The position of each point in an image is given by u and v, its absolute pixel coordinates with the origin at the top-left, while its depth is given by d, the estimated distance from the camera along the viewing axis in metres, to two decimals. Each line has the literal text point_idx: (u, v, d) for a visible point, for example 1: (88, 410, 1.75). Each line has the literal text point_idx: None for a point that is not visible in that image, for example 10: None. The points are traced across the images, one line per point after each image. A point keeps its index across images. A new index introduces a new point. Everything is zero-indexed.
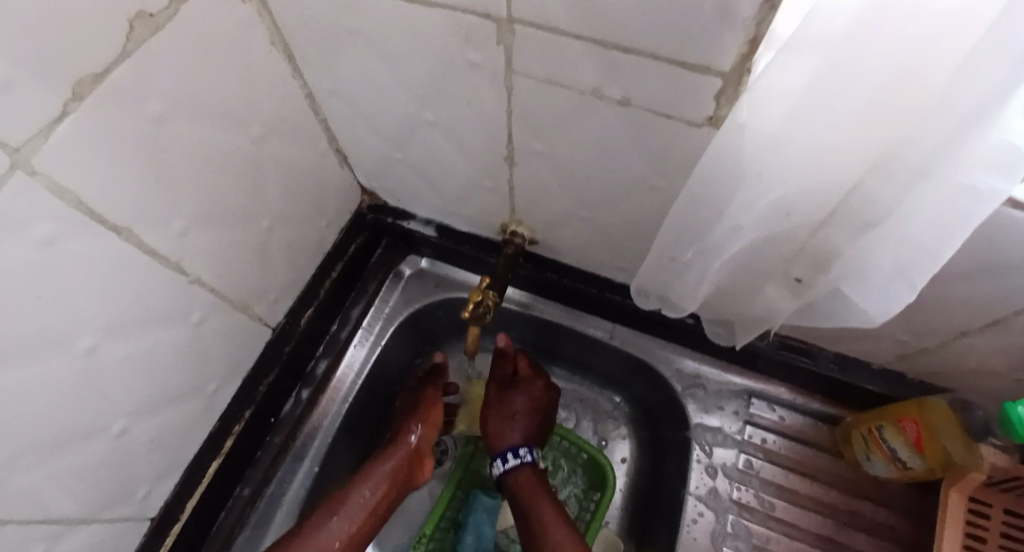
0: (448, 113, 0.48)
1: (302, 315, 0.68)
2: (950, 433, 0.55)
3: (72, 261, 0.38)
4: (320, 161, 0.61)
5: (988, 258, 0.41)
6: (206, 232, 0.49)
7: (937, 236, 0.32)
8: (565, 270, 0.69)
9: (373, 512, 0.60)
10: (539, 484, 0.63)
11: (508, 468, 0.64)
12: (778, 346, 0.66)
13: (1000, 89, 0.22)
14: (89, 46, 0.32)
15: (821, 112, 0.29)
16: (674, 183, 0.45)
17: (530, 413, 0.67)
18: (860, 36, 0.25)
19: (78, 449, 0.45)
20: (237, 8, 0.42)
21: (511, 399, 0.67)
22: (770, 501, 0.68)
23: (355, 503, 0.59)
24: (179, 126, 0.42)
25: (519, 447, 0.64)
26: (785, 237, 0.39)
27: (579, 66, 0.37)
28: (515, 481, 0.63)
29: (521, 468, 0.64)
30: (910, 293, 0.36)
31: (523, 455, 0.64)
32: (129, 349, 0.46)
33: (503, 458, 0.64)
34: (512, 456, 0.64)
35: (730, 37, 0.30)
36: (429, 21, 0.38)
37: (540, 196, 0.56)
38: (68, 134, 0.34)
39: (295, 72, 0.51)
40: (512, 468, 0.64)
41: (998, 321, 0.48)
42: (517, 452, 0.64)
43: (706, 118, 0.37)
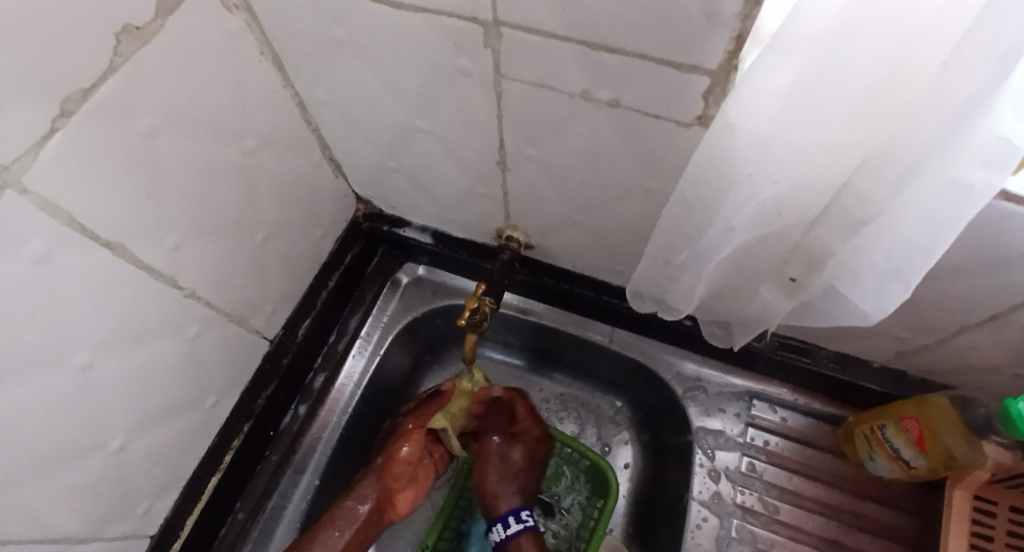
0: (440, 120, 0.48)
1: (299, 326, 0.68)
2: (952, 431, 0.55)
3: (67, 277, 0.37)
4: (313, 170, 0.61)
5: (984, 253, 0.41)
6: (201, 245, 0.49)
7: (930, 233, 0.32)
8: (562, 275, 0.69)
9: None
10: (539, 550, 0.66)
11: (509, 533, 0.66)
12: (777, 346, 0.66)
13: (990, 82, 0.22)
14: (78, 62, 0.32)
15: (810, 110, 0.29)
16: (667, 184, 0.45)
17: (529, 472, 0.69)
18: (847, 34, 0.25)
19: (75, 467, 0.45)
20: (224, 20, 0.42)
21: (512, 455, 0.68)
22: (774, 504, 0.68)
23: (326, 550, 0.61)
24: (171, 139, 0.42)
25: (521, 511, 0.67)
26: (779, 237, 0.39)
27: (569, 69, 0.37)
28: (517, 545, 0.66)
29: (521, 535, 0.66)
30: (905, 291, 0.36)
31: (526, 520, 0.66)
32: (125, 365, 0.46)
33: (504, 523, 0.66)
34: (515, 521, 0.66)
35: (718, 35, 0.30)
36: (418, 28, 0.38)
37: (534, 201, 0.55)
38: (59, 149, 0.34)
39: (286, 82, 0.51)
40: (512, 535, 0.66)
41: (998, 316, 0.47)
42: (519, 516, 0.66)
43: (696, 118, 0.37)
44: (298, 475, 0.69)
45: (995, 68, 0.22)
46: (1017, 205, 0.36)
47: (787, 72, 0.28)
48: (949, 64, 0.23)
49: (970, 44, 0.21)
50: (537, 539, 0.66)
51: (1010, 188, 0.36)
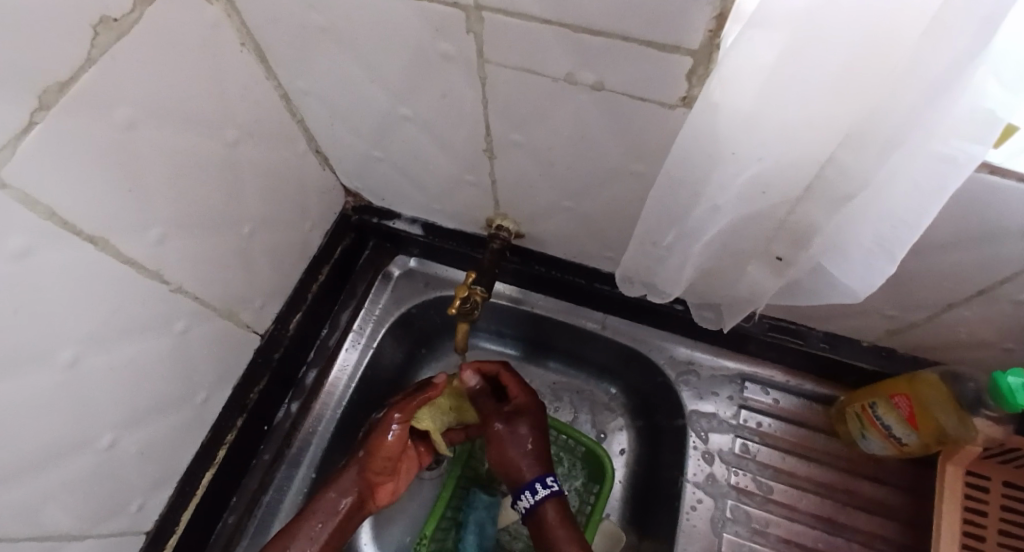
0: (425, 108, 0.48)
1: (291, 320, 0.68)
2: (942, 405, 0.55)
3: (48, 273, 0.37)
4: (299, 163, 0.60)
5: (968, 227, 0.42)
6: (186, 239, 0.49)
7: (914, 206, 0.32)
8: (553, 262, 0.69)
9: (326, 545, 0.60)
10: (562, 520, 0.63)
11: (537, 499, 0.64)
12: (768, 327, 0.67)
13: (969, 52, 0.22)
14: (53, 54, 0.32)
15: (793, 86, 0.29)
16: (653, 166, 0.45)
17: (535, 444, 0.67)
18: (825, 8, 0.25)
19: (65, 465, 0.45)
20: (203, 10, 0.41)
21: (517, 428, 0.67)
22: (768, 484, 0.68)
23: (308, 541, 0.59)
24: (151, 132, 0.41)
25: (546, 476, 0.65)
26: (765, 216, 0.39)
27: (551, 52, 0.37)
28: (544, 513, 0.64)
29: (547, 501, 0.64)
30: (892, 264, 0.37)
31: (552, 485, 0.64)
32: (113, 361, 0.46)
33: (532, 490, 0.64)
34: (542, 487, 0.64)
35: (697, 13, 0.30)
36: (398, 14, 0.38)
37: (522, 188, 0.55)
38: (37, 143, 0.33)
39: (268, 73, 0.51)
40: (540, 501, 0.64)
41: (984, 291, 0.48)
42: (545, 481, 0.64)
43: (680, 99, 0.37)
44: (293, 468, 0.69)
45: (974, 33, 0.22)
46: (999, 177, 0.36)
47: (768, 47, 0.28)
48: (927, 31, 0.23)
49: (948, 10, 0.22)
50: (562, 506, 0.64)
51: (992, 161, 0.36)
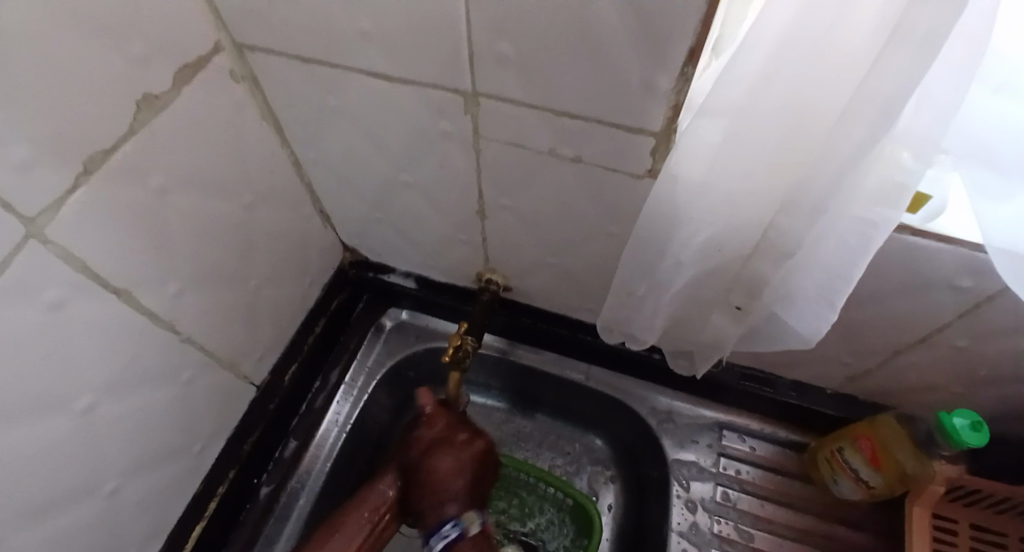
0: (423, 175, 0.54)
1: (286, 370, 0.70)
2: (900, 446, 0.60)
3: (73, 325, 0.40)
4: (304, 223, 0.65)
5: (902, 280, 0.47)
6: (199, 293, 0.52)
7: (845, 260, 0.38)
8: (539, 314, 0.73)
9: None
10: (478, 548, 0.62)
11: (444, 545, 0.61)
12: (739, 376, 0.71)
13: (869, 138, 0.29)
14: (101, 129, 0.37)
15: (736, 162, 0.35)
16: (626, 228, 0.50)
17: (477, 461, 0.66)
18: (756, 103, 0.32)
19: (70, 512, 0.45)
20: (232, 91, 0.48)
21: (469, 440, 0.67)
22: (749, 532, 0.70)
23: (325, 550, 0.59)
24: (178, 196, 0.46)
25: (447, 522, 0.62)
26: (724, 270, 0.44)
27: (535, 132, 0.43)
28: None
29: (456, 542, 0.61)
30: (833, 312, 0.41)
31: (451, 531, 0.61)
32: (122, 409, 0.47)
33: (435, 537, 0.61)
34: (439, 536, 0.61)
35: (658, 105, 0.36)
36: (405, 97, 0.44)
37: (509, 246, 0.60)
38: (80, 204, 0.37)
39: (284, 144, 0.56)
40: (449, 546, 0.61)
41: (925, 338, 0.53)
42: (444, 528, 0.61)
43: (647, 171, 0.43)
44: (281, 523, 0.68)
45: (879, 117, 0.28)
46: (923, 238, 0.43)
47: (714, 133, 0.34)
48: (845, 115, 0.29)
49: (858, 98, 0.28)
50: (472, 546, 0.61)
51: (912, 224, 0.43)
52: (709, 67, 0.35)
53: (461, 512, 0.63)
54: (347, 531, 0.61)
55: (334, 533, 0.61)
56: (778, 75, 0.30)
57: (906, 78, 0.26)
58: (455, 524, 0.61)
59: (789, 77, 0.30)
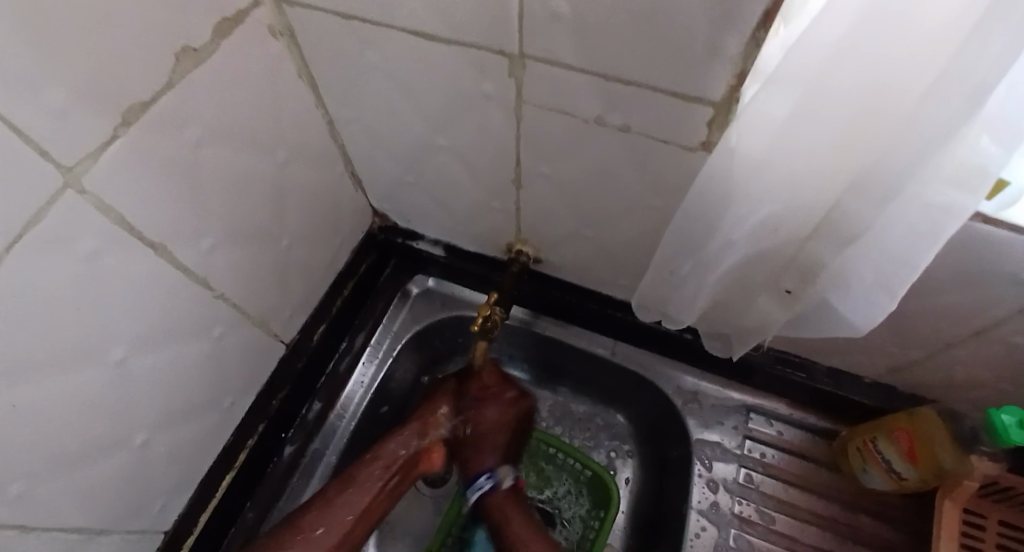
0: (460, 138, 0.52)
1: (315, 331, 0.71)
2: (943, 443, 0.57)
3: (108, 275, 0.40)
4: (336, 184, 0.64)
5: (961, 269, 0.45)
6: (231, 251, 0.52)
7: (910, 249, 0.35)
8: (569, 288, 0.72)
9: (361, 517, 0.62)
10: (513, 500, 0.68)
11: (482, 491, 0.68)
12: (775, 360, 0.69)
13: (950, 119, 0.26)
14: (136, 79, 0.36)
15: (802, 139, 0.33)
16: (671, 203, 0.48)
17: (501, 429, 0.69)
18: (829, 75, 0.29)
19: (104, 459, 0.46)
20: (270, 45, 0.46)
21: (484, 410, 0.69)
22: (770, 514, 0.70)
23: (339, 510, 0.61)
24: (213, 152, 0.45)
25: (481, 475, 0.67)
26: (775, 252, 0.42)
27: (583, 97, 0.41)
28: (495, 503, 0.68)
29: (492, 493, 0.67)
30: (891, 301, 0.39)
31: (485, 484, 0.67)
32: (156, 361, 0.48)
33: (478, 482, 0.68)
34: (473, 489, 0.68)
35: (720, 70, 0.34)
36: (446, 54, 0.42)
37: (544, 216, 0.59)
38: (116, 156, 0.37)
39: (318, 101, 0.55)
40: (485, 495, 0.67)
41: (977, 332, 0.50)
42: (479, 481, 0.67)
43: (701, 143, 0.40)
44: (307, 478, 0.70)
45: (965, 101, 0.25)
46: (993, 228, 0.40)
47: (780, 104, 0.32)
48: (927, 96, 0.27)
49: (942, 79, 0.25)
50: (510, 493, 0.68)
51: (984, 212, 0.39)
52: (781, 32, 0.32)
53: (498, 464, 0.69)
54: (359, 488, 0.63)
55: (349, 488, 0.63)
56: (856, 44, 0.27)
57: (997, 53, 0.23)
58: (491, 476, 0.67)
59: (871, 49, 0.27)
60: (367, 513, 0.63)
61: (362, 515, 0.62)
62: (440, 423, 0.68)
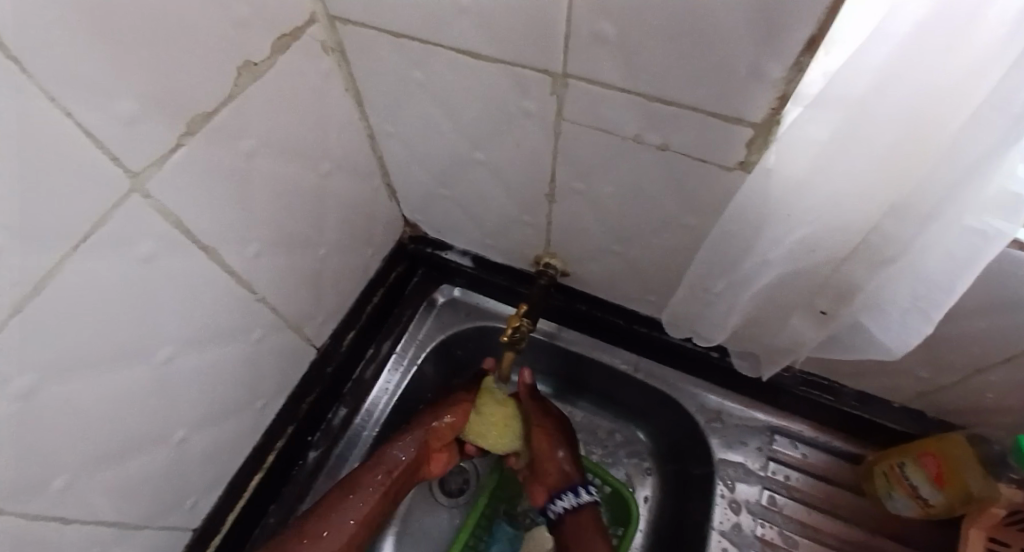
0: (498, 154, 0.53)
1: (345, 336, 0.72)
2: (969, 464, 0.57)
3: (163, 275, 0.42)
4: (372, 195, 0.66)
5: (998, 295, 0.45)
6: (274, 256, 0.53)
7: (947, 273, 0.36)
8: (594, 302, 0.73)
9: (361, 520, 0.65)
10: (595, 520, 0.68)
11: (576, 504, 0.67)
12: (800, 381, 0.69)
13: (990, 147, 0.27)
14: (201, 91, 0.38)
15: (844, 160, 0.34)
16: (705, 221, 0.49)
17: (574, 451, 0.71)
18: (873, 101, 0.30)
19: (145, 454, 0.48)
20: (320, 61, 0.48)
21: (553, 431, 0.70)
22: (793, 538, 0.69)
23: (341, 514, 0.64)
24: (264, 161, 0.47)
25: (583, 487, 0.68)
26: (811, 272, 0.42)
27: (623, 116, 0.42)
28: (582, 518, 0.67)
29: (586, 506, 0.68)
30: (927, 325, 0.39)
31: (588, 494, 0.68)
32: (200, 360, 0.50)
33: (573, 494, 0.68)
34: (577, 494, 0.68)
35: (761, 94, 0.35)
36: (491, 73, 0.44)
37: (576, 231, 0.60)
38: (179, 163, 0.39)
39: (361, 115, 0.57)
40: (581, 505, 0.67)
41: (1012, 358, 0.50)
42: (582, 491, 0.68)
43: (738, 163, 0.41)
44: (330, 481, 0.71)
45: (1002, 132, 0.26)
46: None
47: (823, 126, 0.33)
48: (966, 126, 0.28)
49: (980, 109, 0.26)
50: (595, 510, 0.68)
51: (1021, 238, 0.40)
52: (823, 60, 0.33)
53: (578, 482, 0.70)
54: (361, 493, 0.65)
55: (351, 493, 0.65)
56: (899, 73, 0.28)
57: None
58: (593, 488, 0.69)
59: (913, 79, 0.28)
60: (365, 518, 0.65)
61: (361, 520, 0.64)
62: (443, 431, 0.69)
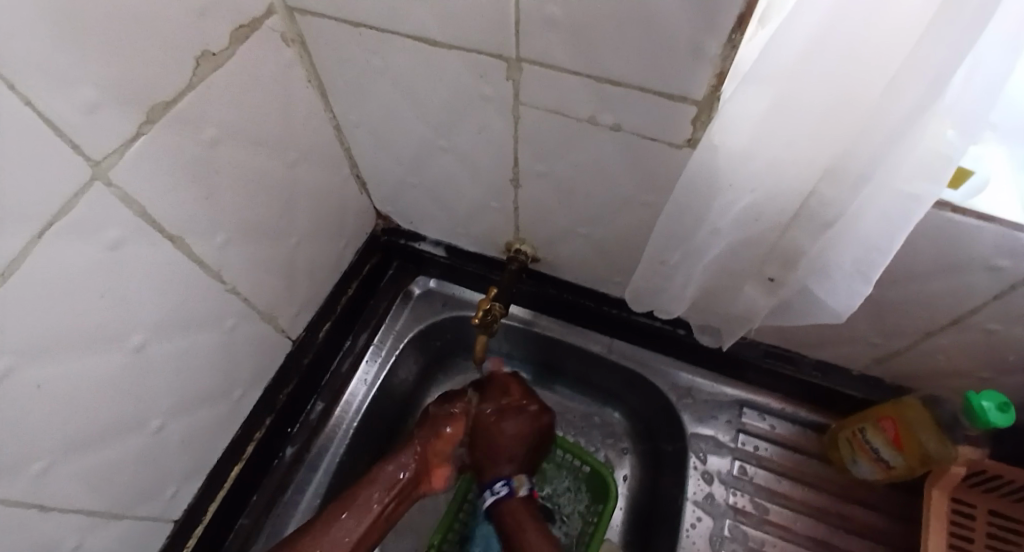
0: (461, 140, 0.54)
1: (321, 328, 0.73)
2: (925, 429, 0.60)
3: (132, 263, 0.43)
4: (342, 186, 0.67)
5: (935, 258, 0.47)
6: (244, 246, 0.54)
7: (881, 234, 0.38)
8: (565, 286, 0.74)
9: (359, 541, 0.64)
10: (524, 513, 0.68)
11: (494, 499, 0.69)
12: (764, 354, 0.71)
13: (915, 105, 0.29)
14: (161, 81, 0.38)
15: (780, 130, 0.35)
16: (661, 198, 0.51)
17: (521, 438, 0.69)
18: (805, 70, 0.32)
19: (119, 442, 0.48)
20: (282, 52, 0.49)
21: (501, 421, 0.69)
22: (764, 506, 0.71)
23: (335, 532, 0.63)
24: (228, 151, 0.47)
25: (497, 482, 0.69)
26: (759, 240, 0.44)
27: (577, 97, 0.43)
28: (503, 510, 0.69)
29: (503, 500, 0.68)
30: (867, 286, 0.42)
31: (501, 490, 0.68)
32: (172, 349, 0.50)
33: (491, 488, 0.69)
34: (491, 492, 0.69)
35: (702, 70, 0.37)
36: (448, 59, 0.45)
37: (542, 215, 0.61)
38: (139, 152, 0.39)
39: (326, 106, 0.58)
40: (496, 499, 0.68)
41: (956, 319, 0.53)
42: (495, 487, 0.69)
43: (686, 140, 0.43)
44: (312, 471, 0.72)
45: (928, 90, 0.28)
46: (962, 216, 0.42)
47: (759, 99, 0.35)
48: (894, 83, 0.29)
49: (907, 70, 0.28)
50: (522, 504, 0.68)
51: (951, 200, 0.42)
52: (756, 36, 0.35)
53: (514, 472, 0.69)
54: (357, 512, 0.64)
55: (348, 510, 0.64)
56: (826, 40, 0.30)
57: (956, 42, 0.25)
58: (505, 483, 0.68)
59: (840, 45, 0.30)
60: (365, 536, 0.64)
61: (358, 540, 0.63)
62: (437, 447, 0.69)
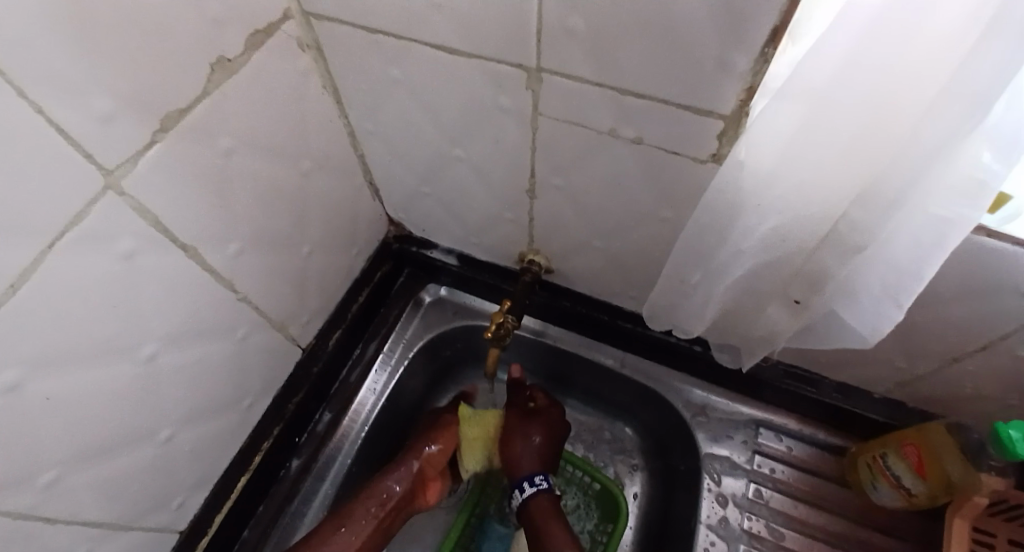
0: (477, 150, 0.53)
1: (330, 336, 0.72)
2: (949, 455, 0.58)
3: (145, 274, 0.42)
4: (355, 194, 0.66)
5: (967, 282, 0.45)
6: (256, 254, 0.53)
7: (914, 257, 0.36)
8: (578, 298, 0.73)
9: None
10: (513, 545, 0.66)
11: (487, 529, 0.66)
12: (782, 374, 0.70)
13: (954, 130, 0.27)
14: (175, 88, 0.38)
15: (812, 148, 0.34)
16: (681, 214, 0.49)
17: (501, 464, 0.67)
18: (837, 88, 0.30)
19: (128, 452, 0.48)
20: (298, 60, 0.48)
21: None
22: (780, 531, 0.69)
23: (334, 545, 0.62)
24: (242, 159, 0.47)
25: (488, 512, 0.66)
26: (784, 263, 0.43)
27: (598, 110, 0.42)
28: None
29: None
30: (897, 312, 0.40)
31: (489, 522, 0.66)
32: (183, 359, 0.50)
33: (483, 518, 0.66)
34: None
35: (731, 86, 0.35)
36: (467, 69, 0.44)
37: (558, 227, 0.60)
38: (153, 160, 0.38)
39: (341, 113, 0.57)
40: None
41: (987, 346, 0.51)
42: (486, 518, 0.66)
43: (711, 156, 0.42)
44: (319, 481, 0.70)
45: (967, 114, 0.26)
46: (997, 240, 0.41)
47: (790, 115, 0.33)
48: (932, 105, 0.28)
49: (946, 92, 0.26)
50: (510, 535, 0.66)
51: (988, 225, 0.41)
52: (788, 51, 0.34)
53: None
54: (353, 525, 0.64)
55: (344, 525, 0.63)
56: (862, 58, 0.28)
57: (999, 65, 0.24)
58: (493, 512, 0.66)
59: (876, 63, 0.28)
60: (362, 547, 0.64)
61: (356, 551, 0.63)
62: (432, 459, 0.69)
